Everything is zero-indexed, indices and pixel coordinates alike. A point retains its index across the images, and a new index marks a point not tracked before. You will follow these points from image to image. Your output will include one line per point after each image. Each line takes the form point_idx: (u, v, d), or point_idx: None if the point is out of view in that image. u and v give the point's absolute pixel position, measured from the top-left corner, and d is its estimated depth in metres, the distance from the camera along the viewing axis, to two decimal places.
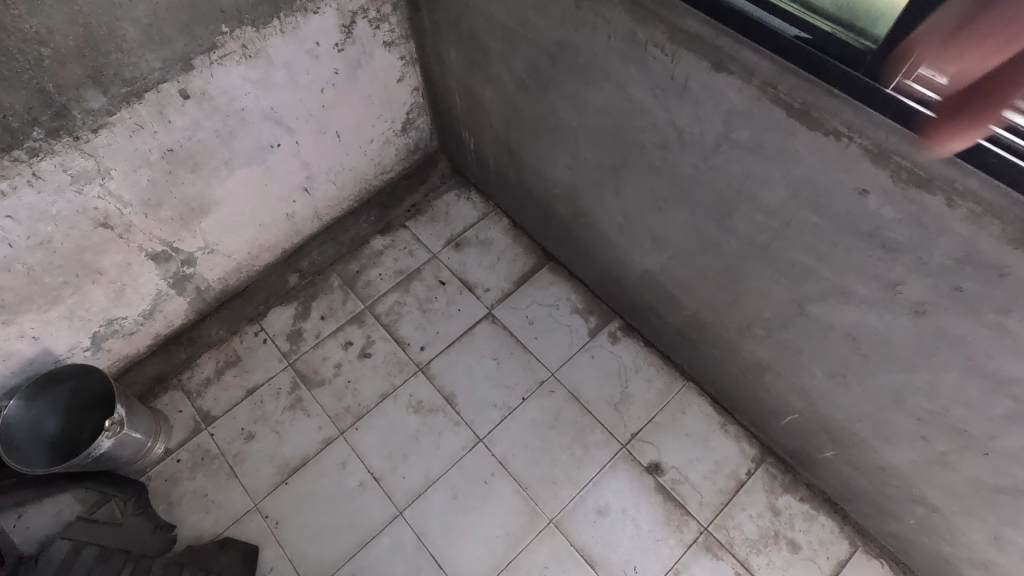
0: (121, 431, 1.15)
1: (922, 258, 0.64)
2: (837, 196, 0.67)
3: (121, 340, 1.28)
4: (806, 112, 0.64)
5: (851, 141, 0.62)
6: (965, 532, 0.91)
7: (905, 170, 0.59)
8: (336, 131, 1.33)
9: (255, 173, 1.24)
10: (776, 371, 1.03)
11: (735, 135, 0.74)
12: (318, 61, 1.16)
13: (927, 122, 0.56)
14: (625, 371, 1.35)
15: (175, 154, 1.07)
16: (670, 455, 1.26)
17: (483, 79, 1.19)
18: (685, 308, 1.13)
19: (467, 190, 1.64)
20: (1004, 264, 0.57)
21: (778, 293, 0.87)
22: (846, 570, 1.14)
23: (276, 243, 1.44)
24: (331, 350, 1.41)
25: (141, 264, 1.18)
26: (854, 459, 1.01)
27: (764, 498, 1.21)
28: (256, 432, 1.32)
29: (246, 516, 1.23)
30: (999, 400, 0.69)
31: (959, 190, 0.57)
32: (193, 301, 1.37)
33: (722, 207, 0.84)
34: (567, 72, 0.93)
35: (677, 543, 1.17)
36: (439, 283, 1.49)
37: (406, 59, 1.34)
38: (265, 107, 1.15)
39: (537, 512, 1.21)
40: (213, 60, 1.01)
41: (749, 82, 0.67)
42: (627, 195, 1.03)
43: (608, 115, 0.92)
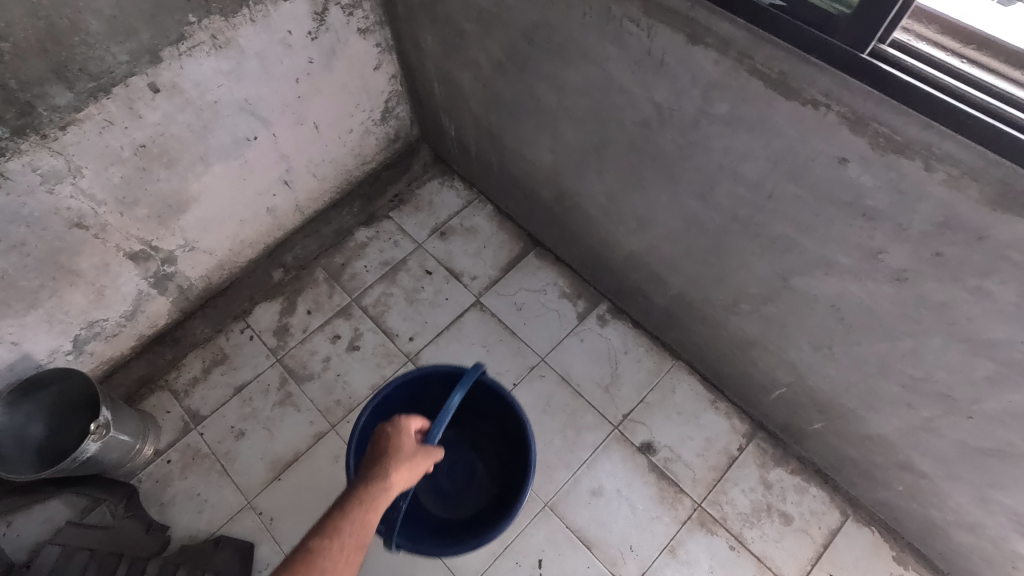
0: (107, 434, 1.12)
1: (902, 224, 0.64)
2: (817, 166, 0.67)
3: (103, 342, 1.26)
4: (783, 82, 0.64)
5: (829, 109, 0.61)
6: (952, 495, 0.92)
7: (883, 137, 0.59)
8: (314, 122, 1.31)
9: (233, 167, 1.22)
10: (764, 346, 1.03)
11: (713, 109, 0.73)
12: (291, 50, 1.14)
13: (903, 87, 0.55)
14: (615, 353, 1.35)
15: (148, 150, 1.05)
16: (662, 434, 1.26)
17: (460, 63, 1.17)
18: (671, 288, 1.13)
19: (450, 178, 1.62)
20: (983, 227, 0.58)
21: (762, 267, 0.87)
22: (838, 539, 1.15)
23: (259, 238, 1.42)
24: (319, 344, 1.40)
25: (120, 264, 1.16)
26: (842, 429, 1.02)
27: (756, 473, 1.22)
28: (246, 429, 1.31)
29: (240, 514, 1.22)
30: (982, 363, 0.69)
31: (937, 155, 0.56)
32: (176, 300, 1.35)
33: (704, 182, 0.84)
34: (544, 52, 0.92)
35: (672, 520, 1.18)
36: (425, 272, 1.48)
37: (382, 46, 1.32)
38: (239, 99, 1.12)
39: (532, 496, 1.22)
40: (182, 51, 0.98)
41: (726, 54, 0.67)
42: (609, 175, 1.02)
43: (586, 95, 0.91)
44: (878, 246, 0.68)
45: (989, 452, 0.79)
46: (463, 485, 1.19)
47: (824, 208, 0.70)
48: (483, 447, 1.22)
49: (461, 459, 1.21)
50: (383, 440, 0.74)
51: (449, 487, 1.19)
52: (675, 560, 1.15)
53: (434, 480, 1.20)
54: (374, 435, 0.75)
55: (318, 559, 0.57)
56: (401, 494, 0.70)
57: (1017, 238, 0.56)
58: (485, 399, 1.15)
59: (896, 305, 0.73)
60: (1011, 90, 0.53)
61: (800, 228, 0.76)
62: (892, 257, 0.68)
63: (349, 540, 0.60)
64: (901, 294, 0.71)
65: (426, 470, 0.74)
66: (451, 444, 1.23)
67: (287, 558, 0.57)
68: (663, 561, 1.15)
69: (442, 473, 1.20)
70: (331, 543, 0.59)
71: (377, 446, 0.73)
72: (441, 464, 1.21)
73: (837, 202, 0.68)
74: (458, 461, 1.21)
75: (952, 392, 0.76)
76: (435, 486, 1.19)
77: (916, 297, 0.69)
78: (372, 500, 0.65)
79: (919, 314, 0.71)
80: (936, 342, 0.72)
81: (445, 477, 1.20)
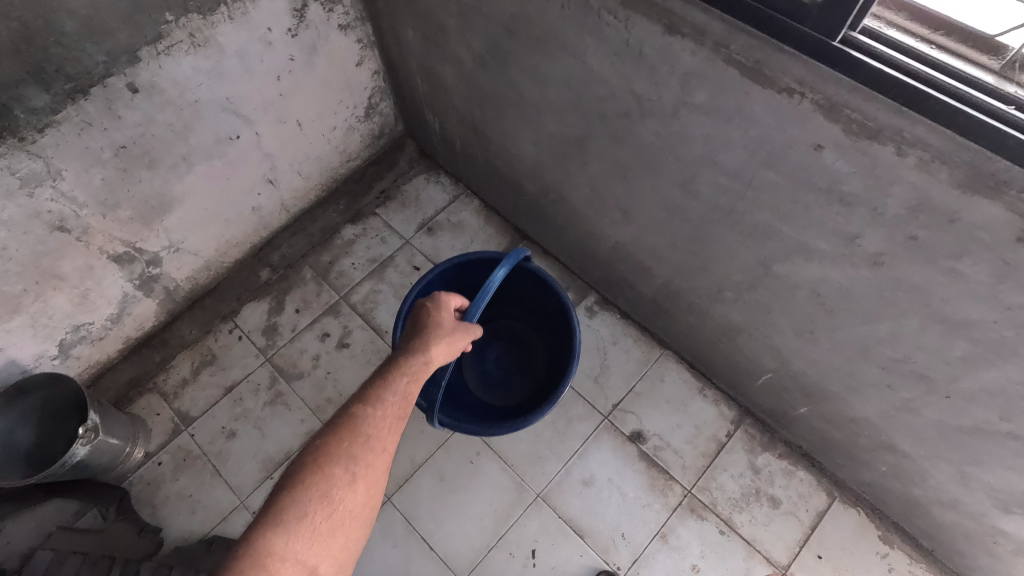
0: (95, 438, 1.12)
1: (877, 209, 0.65)
2: (794, 153, 0.68)
3: (90, 346, 1.25)
4: (759, 71, 0.64)
5: (804, 97, 0.62)
6: (934, 474, 0.94)
7: (856, 123, 0.60)
8: (296, 120, 1.30)
9: (216, 166, 1.21)
10: (748, 333, 1.04)
11: (692, 98, 0.74)
12: (272, 47, 1.13)
13: (873, 73, 0.56)
14: (604, 343, 1.36)
15: (129, 151, 1.04)
16: (652, 422, 1.28)
17: (442, 58, 1.17)
18: (657, 277, 1.14)
19: (436, 173, 1.62)
20: (954, 210, 0.59)
21: (744, 255, 0.88)
22: (825, 520, 1.17)
23: (245, 238, 1.42)
24: (309, 342, 1.40)
25: (104, 266, 1.15)
26: (827, 412, 1.04)
27: (744, 458, 1.24)
28: (237, 429, 1.31)
29: (233, 513, 1.23)
30: (957, 342, 0.71)
31: (908, 140, 0.57)
32: (162, 302, 1.34)
33: (685, 172, 0.85)
34: (525, 45, 0.92)
35: (662, 507, 1.20)
36: (413, 268, 1.48)
37: (364, 42, 1.31)
38: (220, 98, 1.11)
39: (524, 487, 1.23)
40: (160, 50, 0.98)
41: (702, 44, 0.67)
42: (593, 166, 1.03)
43: (568, 87, 0.91)
44: (855, 231, 0.69)
45: (967, 430, 0.81)
46: (509, 376, 1.28)
47: (802, 195, 0.71)
48: (529, 342, 1.30)
49: (508, 352, 1.30)
50: (423, 320, 0.83)
51: (497, 376, 1.29)
52: (666, 546, 1.17)
53: (483, 368, 1.29)
54: (414, 315, 0.85)
55: (364, 423, 0.68)
56: (439, 366, 0.80)
57: (987, 219, 0.57)
58: (531, 293, 1.22)
59: (874, 289, 0.74)
60: (977, 75, 0.54)
61: (780, 216, 0.77)
62: (868, 241, 0.69)
63: (392, 409, 0.71)
64: (879, 277, 0.72)
65: (460, 347, 0.83)
66: (498, 337, 1.31)
67: (339, 420, 0.68)
68: (655, 547, 1.17)
69: (491, 363, 1.30)
70: (374, 409, 0.70)
71: (417, 324, 0.83)
72: (490, 354, 1.30)
73: (814, 188, 0.69)
74: (506, 353, 1.30)
75: (930, 373, 0.78)
76: (484, 378, 1.29)
77: (892, 280, 0.71)
78: (413, 372, 0.76)
79: (897, 297, 0.72)
80: (913, 324, 0.74)
81: (493, 366, 1.29)
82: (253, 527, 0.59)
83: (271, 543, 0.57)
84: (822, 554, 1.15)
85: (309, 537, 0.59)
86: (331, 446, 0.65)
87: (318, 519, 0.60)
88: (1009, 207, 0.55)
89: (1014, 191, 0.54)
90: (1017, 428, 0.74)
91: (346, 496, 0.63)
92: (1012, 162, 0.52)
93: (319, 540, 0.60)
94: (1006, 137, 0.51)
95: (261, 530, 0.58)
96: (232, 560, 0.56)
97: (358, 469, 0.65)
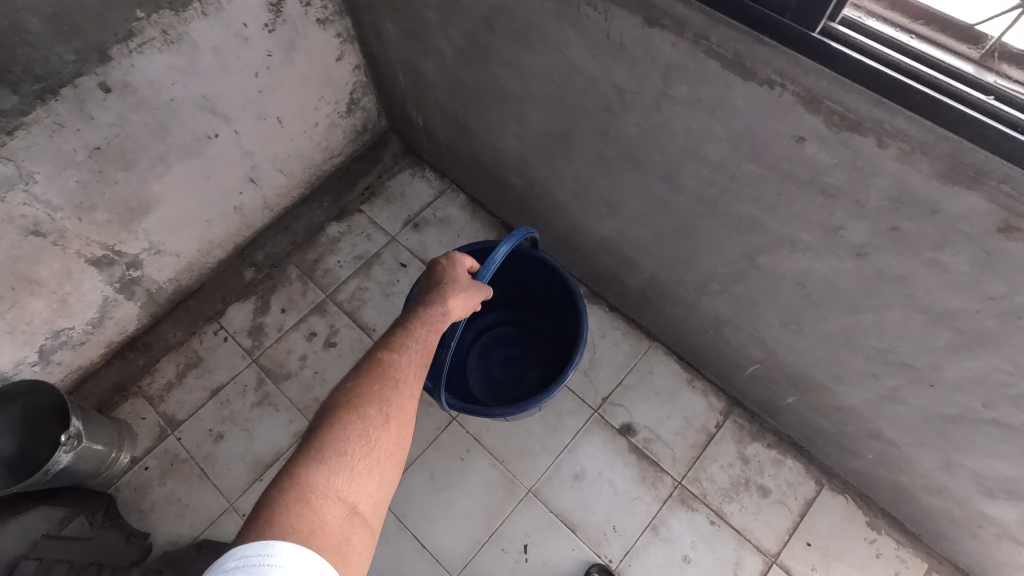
0: (79, 445, 1.10)
1: (860, 201, 0.65)
2: (775, 145, 0.67)
3: (71, 351, 1.23)
4: (739, 62, 0.63)
5: (784, 89, 0.62)
6: (919, 461, 0.95)
7: (837, 115, 0.59)
8: (277, 117, 1.28)
9: (195, 166, 1.19)
10: (735, 324, 1.05)
11: (673, 91, 0.73)
12: (248, 43, 1.11)
13: (853, 65, 0.55)
14: (592, 337, 1.36)
15: (103, 152, 1.02)
16: (641, 415, 1.28)
17: (423, 52, 1.15)
18: (644, 270, 1.14)
19: (421, 168, 1.61)
20: (935, 201, 0.58)
21: (730, 247, 0.88)
22: (814, 508, 1.18)
23: (227, 238, 1.40)
24: (295, 342, 1.38)
25: (82, 271, 1.13)
26: (814, 402, 1.05)
27: (734, 448, 1.24)
28: (225, 431, 1.30)
29: (222, 516, 1.22)
30: (940, 332, 0.71)
31: (888, 131, 0.57)
32: (144, 305, 1.32)
33: (668, 165, 0.84)
34: (505, 38, 0.91)
35: (653, 499, 1.20)
36: (400, 265, 1.47)
37: (343, 36, 1.29)
38: (196, 96, 1.09)
39: (515, 483, 1.23)
40: (132, 48, 0.95)
41: (682, 36, 0.66)
42: (577, 160, 1.02)
43: (549, 80, 0.90)
44: (838, 222, 0.69)
45: (951, 418, 0.82)
46: (512, 379, 1.27)
47: (785, 187, 0.71)
48: (535, 348, 1.30)
49: (514, 357, 1.29)
50: (437, 276, 0.85)
51: (500, 379, 1.27)
52: (657, 538, 1.17)
53: (487, 370, 1.28)
54: (428, 274, 0.86)
55: (391, 367, 0.69)
56: (455, 317, 0.82)
57: (968, 210, 0.57)
58: (539, 292, 1.22)
59: (858, 280, 0.74)
60: (956, 64, 0.54)
61: (764, 208, 0.76)
62: (852, 233, 0.69)
63: (415, 355, 0.73)
64: (862, 268, 0.72)
65: (475, 302, 0.85)
66: (505, 339, 1.31)
67: (365, 366, 0.69)
68: (646, 539, 1.17)
69: (496, 367, 1.28)
70: (398, 356, 0.71)
71: (432, 281, 0.85)
72: (496, 356, 1.30)
73: (797, 180, 0.69)
74: (512, 356, 1.29)
75: (914, 362, 0.78)
76: (487, 379, 1.27)
77: (876, 271, 0.71)
78: (433, 324, 0.78)
79: (880, 288, 0.72)
80: (897, 314, 0.74)
81: (497, 370, 1.28)
82: (290, 463, 0.57)
83: (314, 477, 0.56)
84: (811, 541, 1.16)
85: (349, 474, 0.58)
86: (362, 387, 0.65)
87: (357, 457, 0.60)
88: (990, 197, 0.55)
89: (995, 181, 0.53)
90: (1000, 415, 0.75)
91: (381, 435, 0.62)
92: (991, 152, 0.52)
93: (358, 477, 0.59)
94: (985, 127, 0.51)
95: (302, 465, 0.57)
96: (273, 494, 0.54)
97: (390, 409, 0.65)
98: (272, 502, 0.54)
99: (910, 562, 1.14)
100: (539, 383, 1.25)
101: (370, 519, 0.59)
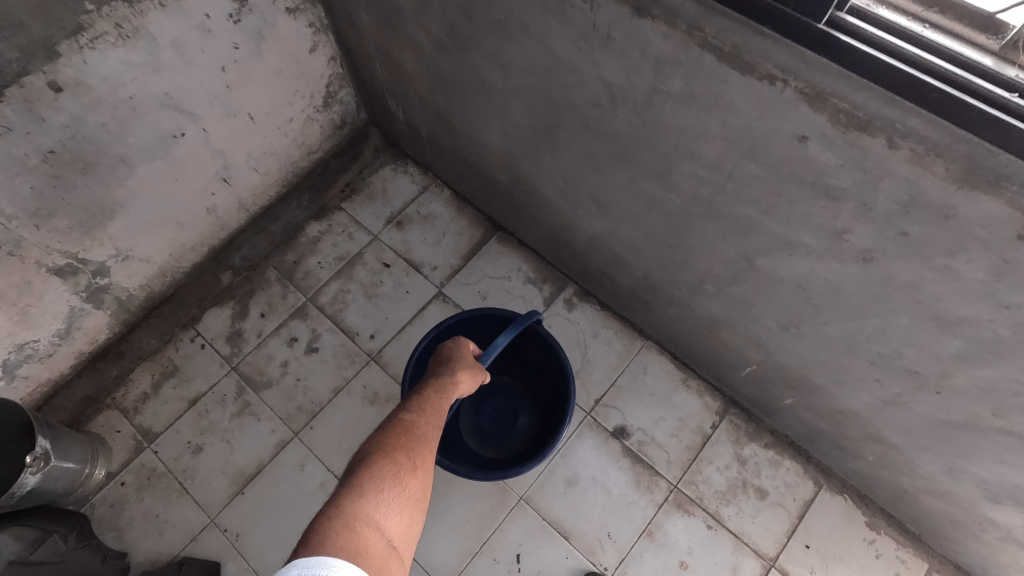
0: (47, 465, 1.05)
1: (867, 204, 0.60)
2: (776, 144, 0.63)
3: (38, 364, 1.18)
4: (736, 55, 0.58)
5: (786, 85, 0.57)
6: (922, 465, 0.92)
7: (844, 113, 0.55)
8: (248, 113, 1.21)
9: (161, 167, 1.12)
10: (731, 325, 1.00)
11: (666, 86, 0.68)
12: (212, 36, 1.04)
13: (864, 59, 0.50)
14: (583, 337, 1.32)
15: (59, 156, 0.95)
16: (635, 417, 1.24)
17: (400, 43, 1.08)
18: (636, 270, 1.09)
19: (404, 163, 1.54)
20: (949, 205, 0.54)
21: (726, 249, 0.84)
22: (812, 509, 1.16)
23: (201, 240, 1.33)
24: (276, 349, 1.33)
25: (44, 281, 1.06)
26: (813, 403, 1.01)
27: (730, 450, 1.21)
28: (204, 443, 1.24)
29: (204, 532, 1.17)
30: (949, 339, 0.67)
31: (901, 131, 0.52)
32: (115, 313, 1.26)
33: (661, 163, 0.79)
34: (485, 29, 0.85)
35: (648, 504, 1.17)
36: (383, 265, 1.41)
37: (316, 26, 1.22)
38: (158, 93, 1.02)
39: (506, 491, 1.19)
40: (83, 44, 0.88)
41: (674, 27, 0.61)
42: (565, 157, 0.97)
43: (533, 74, 0.84)
44: (843, 225, 0.65)
45: (958, 425, 0.78)
46: (503, 428, 1.20)
47: (786, 187, 0.66)
48: (525, 396, 1.23)
49: (506, 405, 1.23)
50: (444, 351, 0.88)
51: (490, 427, 1.21)
52: (653, 544, 1.14)
53: (477, 418, 1.22)
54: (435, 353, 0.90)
55: (412, 425, 0.74)
56: (466, 392, 0.85)
57: (984, 215, 0.53)
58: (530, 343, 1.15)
59: (862, 284, 0.70)
60: (976, 58, 0.49)
61: (763, 209, 0.72)
62: (857, 236, 0.64)
63: (434, 416, 0.77)
64: (868, 273, 0.67)
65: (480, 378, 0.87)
66: (496, 386, 1.24)
67: (388, 426, 0.73)
68: (641, 546, 1.14)
69: (486, 417, 1.22)
70: (418, 415, 0.76)
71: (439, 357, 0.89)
72: (486, 404, 1.23)
73: (799, 181, 0.64)
74: (503, 405, 1.23)
75: (920, 368, 0.74)
76: (477, 428, 1.21)
77: (882, 276, 0.66)
78: (446, 389, 0.82)
79: (886, 293, 0.68)
80: (904, 320, 0.70)
81: (488, 420, 1.21)
82: (333, 500, 0.60)
83: (357, 510, 0.59)
84: (810, 544, 1.13)
85: (386, 510, 0.61)
86: (389, 440, 0.70)
87: (392, 496, 0.63)
88: (1010, 203, 0.50)
89: (1016, 187, 0.49)
90: (1011, 424, 0.71)
91: (410, 480, 0.66)
92: (1014, 154, 0.47)
93: (394, 514, 0.62)
94: (1008, 127, 0.46)
95: (346, 498, 0.60)
96: (321, 523, 0.57)
97: (416, 459, 0.69)
98: (321, 526, 0.56)
99: (909, 562, 1.11)
100: (530, 433, 1.19)
101: (403, 554, 0.61)
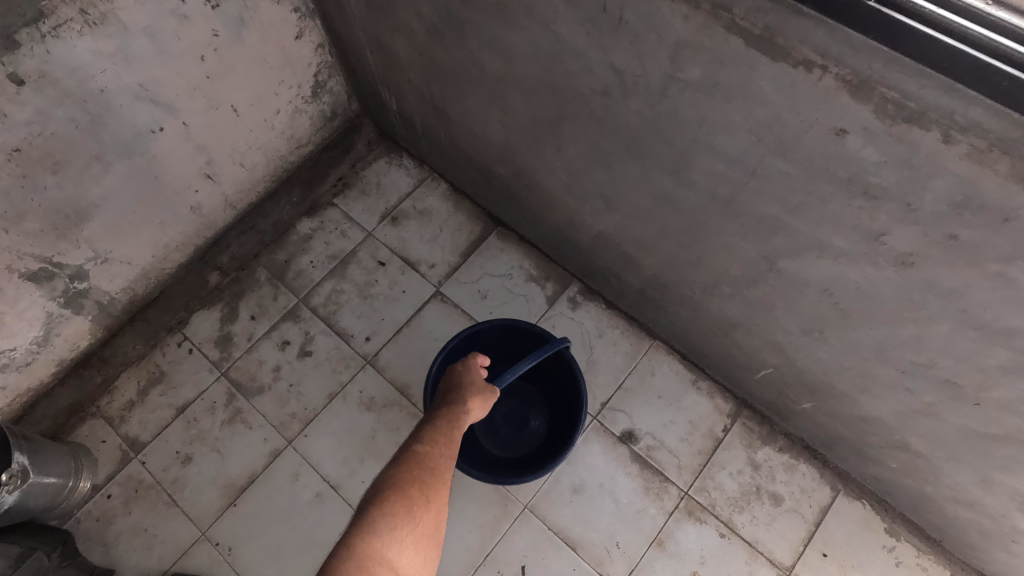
0: (25, 483, 0.98)
1: (911, 205, 0.54)
2: (809, 137, 0.56)
3: (16, 373, 1.11)
4: (768, 39, 0.52)
5: (825, 72, 0.50)
6: (951, 475, 0.87)
7: (893, 104, 0.48)
8: (231, 105, 1.14)
9: (140, 164, 1.05)
10: (747, 328, 0.95)
11: (684, 74, 0.61)
12: (188, 22, 0.96)
13: (922, 40, 0.44)
14: (589, 337, 1.26)
15: (25, 154, 0.88)
16: (643, 421, 1.19)
17: (392, 28, 1.01)
18: (645, 269, 1.03)
19: (398, 155, 1.47)
20: (1010, 208, 0.48)
21: (746, 249, 0.78)
22: (829, 516, 1.11)
23: (187, 240, 1.26)
24: (267, 353, 1.27)
25: (17, 287, 0.98)
26: (833, 409, 0.96)
27: (743, 454, 1.16)
28: (193, 453, 1.19)
29: (195, 546, 1.12)
30: (995, 350, 0.62)
31: (959, 124, 0.46)
32: (97, 318, 1.18)
33: (677, 158, 0.73)
34: (483, 12, 0.78)
35: (658, 512, 1.12)
36: (378, 264, 1.35)
37: (302, 11, 1.15)
38: (132, 85, 0.95)
39: (510, 499, 1.14)
40: (45, 32, 0.80)
41: (697, 7, 0.54)
42: (570, 151, 0.90)
43: (536, 60, 0.78)
44: (881, 227, 0.59)
45: (996, 437, 0.73)
46: (514, 430, 1.15)
47: (817, 186, 0.60)
48: (539, 401, 1.18)
49: (517, 406, 1.17)
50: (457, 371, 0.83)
51: (501, 427, 1.16)
52: (664, 553, 1.10)
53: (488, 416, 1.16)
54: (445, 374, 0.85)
55: (426, 454, 0.69)
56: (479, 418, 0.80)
57: None
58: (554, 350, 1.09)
59: (898, 290, 0.64)
60: None
61: (789, 209, 0.66)
62: (896, 239, 0.58)
63: (450, 439, 0.73)
64: (905, 279, 0.62)
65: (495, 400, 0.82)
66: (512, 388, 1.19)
67: (400, 456, 0.68)
68: (652, 556, 1.10)
69: (497, 417, 1.16)
70: (433, 441, 0.71)
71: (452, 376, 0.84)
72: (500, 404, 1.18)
73: (833, 179, 0.58)
74: (515, 408, 1.17)
75: (958, 379, 0.69)
76: (488, 426, 1.16)
77: (923, 282, 0.61)
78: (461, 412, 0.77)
79: (926, 300, 0.62)
80: (944, 329, 0.64)
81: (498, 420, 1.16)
82: (344, 538, 0.56)
83: (370, 550, 0.55)
84: (827, 552, 1.09)
85: (399, 548, 0.58)
86: (402, 472, 0.65)
87: (405, 532, 0.59)
88: None
89: None
90: None
91: (425, 514, 0.62)
92: None
93: (407, 552, 0.58)
94: None
95: (359, 536, 0.56)
96: (332, 566, 0.53)
97: (431, 491, 0.64)
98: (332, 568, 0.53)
99: (930, 570, 1.07)
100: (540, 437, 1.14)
101: None
